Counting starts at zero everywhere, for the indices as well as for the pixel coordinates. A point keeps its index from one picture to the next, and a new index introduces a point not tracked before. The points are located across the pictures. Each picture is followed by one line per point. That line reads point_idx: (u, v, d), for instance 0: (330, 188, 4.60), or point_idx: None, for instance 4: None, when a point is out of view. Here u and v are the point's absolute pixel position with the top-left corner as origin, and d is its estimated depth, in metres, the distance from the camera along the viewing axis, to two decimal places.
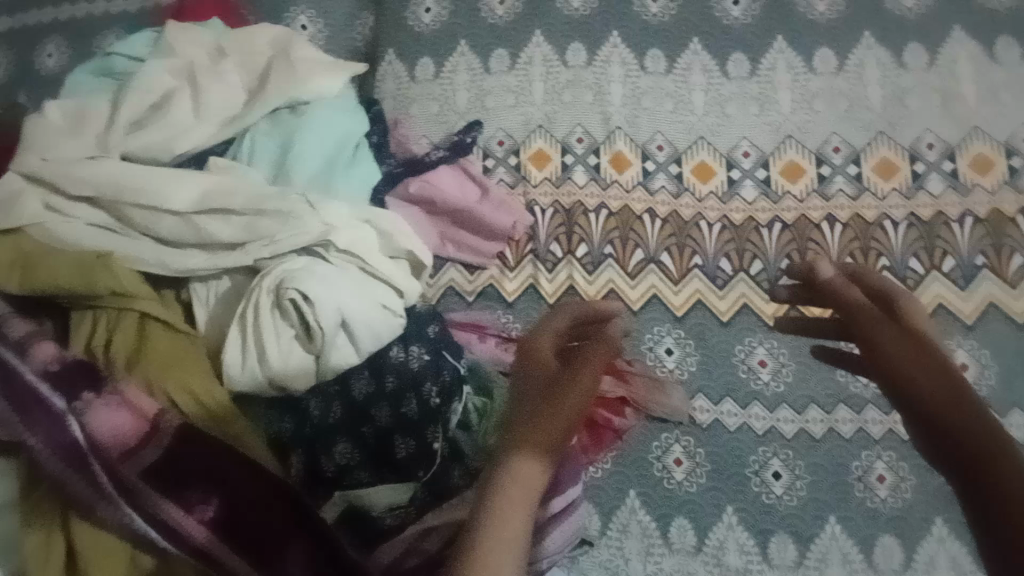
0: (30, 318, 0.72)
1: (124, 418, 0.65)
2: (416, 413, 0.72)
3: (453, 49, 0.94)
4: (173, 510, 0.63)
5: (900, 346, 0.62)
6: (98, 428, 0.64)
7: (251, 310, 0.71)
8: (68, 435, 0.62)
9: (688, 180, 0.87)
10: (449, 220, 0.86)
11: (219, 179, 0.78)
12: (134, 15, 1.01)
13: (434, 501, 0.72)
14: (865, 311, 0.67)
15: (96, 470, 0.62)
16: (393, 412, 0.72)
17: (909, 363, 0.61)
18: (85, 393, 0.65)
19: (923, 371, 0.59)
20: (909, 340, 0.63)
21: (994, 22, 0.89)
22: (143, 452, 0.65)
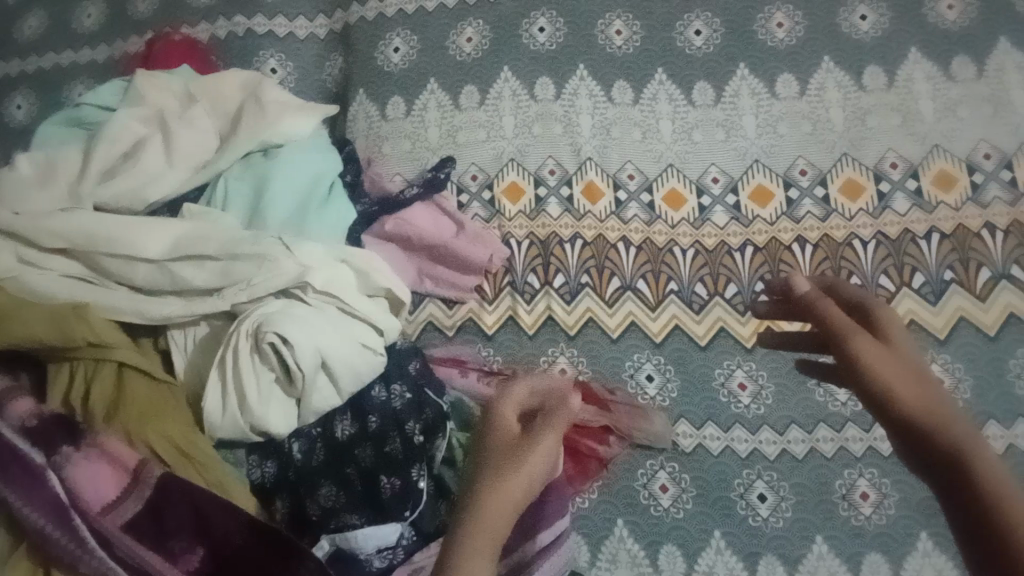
0: (5, 373, 0.71)
1: (104, 472, 0.64)
2: (399, 451, 0.71)
3: (423, 87, 0.93)
4: (157, 561, 0.61)
5: (876, 359, 0.72)
6: (74, 484, 0.63)
7: (231, 355, 0.69)
8: (46, 492, 0.60)
9: (659, 207, 0.85)
10: (426, 255, 0.84)
11: (192, 225, 0.75)
12: (103, 65, 1.00)
13: (422, 542, 0.69)
14: (849, 324, 0.74)
15: (76, 524, 0.60)
16: (376, 453, 0.71)
17: (881, 376, 0.71)
18: (63, 446, 0.64)
19: (904, 385, 0.71)
20: (887, 353, 0.72)
21: (948, 42, 0.87)
22: (124, 504, 0.63)
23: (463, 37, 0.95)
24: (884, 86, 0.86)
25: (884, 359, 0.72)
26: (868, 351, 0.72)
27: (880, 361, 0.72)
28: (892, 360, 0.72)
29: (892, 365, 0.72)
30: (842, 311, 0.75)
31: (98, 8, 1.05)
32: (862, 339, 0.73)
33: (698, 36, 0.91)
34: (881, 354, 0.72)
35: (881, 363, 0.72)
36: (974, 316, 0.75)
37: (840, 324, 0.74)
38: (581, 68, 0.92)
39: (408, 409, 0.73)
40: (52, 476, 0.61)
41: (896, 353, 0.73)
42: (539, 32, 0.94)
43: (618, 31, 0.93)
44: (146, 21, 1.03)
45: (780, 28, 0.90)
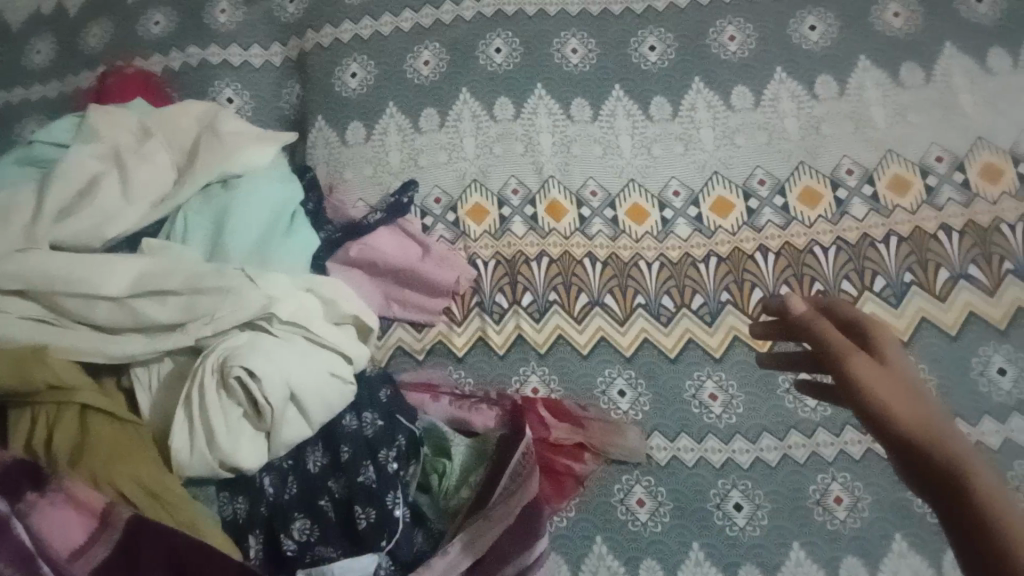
0: None
1: (70, 517, 0.62)
2: (373, 480, 0.69)
3: (382, 112, 0.93)
4: None
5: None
6: (40, 531, 0.61)
7: (196, 392, 0.68)
8: (14, 541, 0.56)
9: (623, 222, 0.85)
10: (392, 280, 0.84)
11: (152, 261, 0.74)
12: (55, 102, 0.99)
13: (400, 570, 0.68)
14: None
15: (44, 572, 0.56)
16: (349, 483, 0.70)
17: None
18: (26, 493, 0.62)
19: None
20: None
21: (895, 49, 0.89)
22: (93, 550, 0.61)
23: (420, 61, 0.95)
24: (837, 94, 0.88)
25: None
26: None
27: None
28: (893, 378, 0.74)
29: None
30: None
31: (48, 43, 1.03)
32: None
33: (653, 52, 0.92)
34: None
35: None
36: (935, 316, 0.76)
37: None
38: (539, 87, 0.92)
39: (381, 436, 0.72)
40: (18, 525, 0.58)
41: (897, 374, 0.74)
42: (496, 54, 0.94)
43: (574, 49, 0.93)
44: (98, 55, 1.01)
45: (732, 41, 0.92)
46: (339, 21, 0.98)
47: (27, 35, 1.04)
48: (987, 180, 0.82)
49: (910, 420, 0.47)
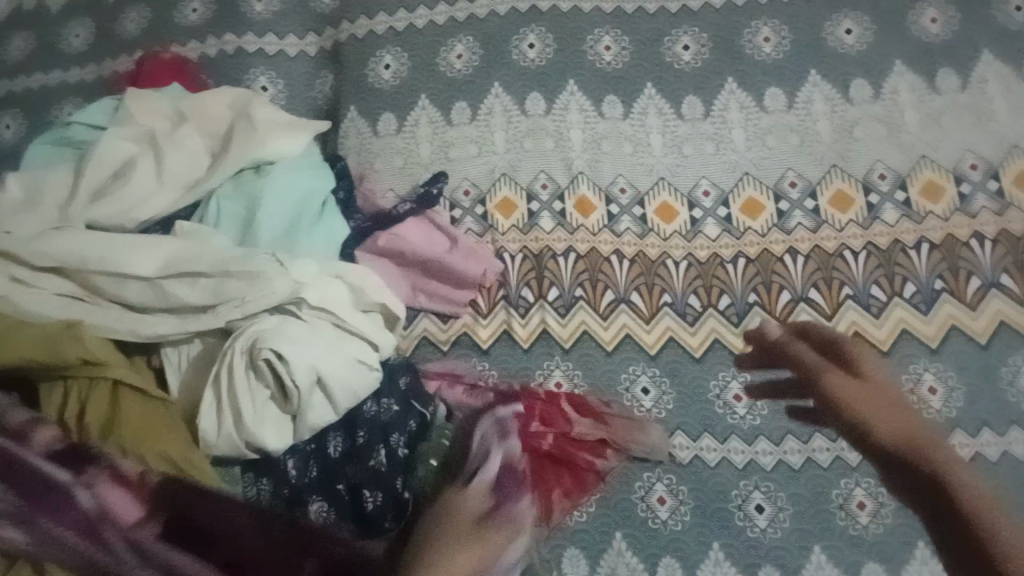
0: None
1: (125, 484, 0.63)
2: (384, 464, 0.70)
3: (413, 104, 0.94)
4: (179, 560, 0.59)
5: (852, 392, 0.74)
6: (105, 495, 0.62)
7: (226, 372, 0.69)
8: (73, 513, 0.60)
9: (651, 220, 0.85)
10: (419, 270, 0.84)
11: (183, 244, 0.75)
12: (92, 85, 1.00)
13: None
14: (821, 364, 0.76)
15: (105, 537, 0.60)
16: (361, 467, 0.70)
17: (859, 409, 0.73)
18: (88, 466, 0.63)
19: (876, 413, 0.72)
20: (853, 381, 0.74)
21: (931, 55, 0.88)
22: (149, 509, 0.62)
23: (453, 54, 0.95)
24: (870, 98, 0.88)
25: (857, 393, 0.74)
26: (840, 381, 0.74)
27: (854, 394, 0.73)
28: (864, 393, 0.74)
29: (869, 400, 0.73)
30: (811, 352, 0.77)
31: (86, 28, 1.05)
32: (838, 378, 0.75)
33: (686, 51, 0.92)
34: (855, 389, 0.74)
35: (858, 398, 0.73)
36: (965, 324, 0.76)
37: (810, 363, 0.76)
38: (571, 83, 0.92)
39: (396, 420, 0.73)
40: (81, 492, 0.61)
41: (870, 385, 0.74)
42: (529, 49, 0.94)
43: (607, 47, 0.94)
44: (135, 41, 1.02)
45: (767, 42, 0.91)
46: (373, 14, 0.99)
47: (66, 20, 1.06)
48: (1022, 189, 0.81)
49: (893, 434, 0.71)
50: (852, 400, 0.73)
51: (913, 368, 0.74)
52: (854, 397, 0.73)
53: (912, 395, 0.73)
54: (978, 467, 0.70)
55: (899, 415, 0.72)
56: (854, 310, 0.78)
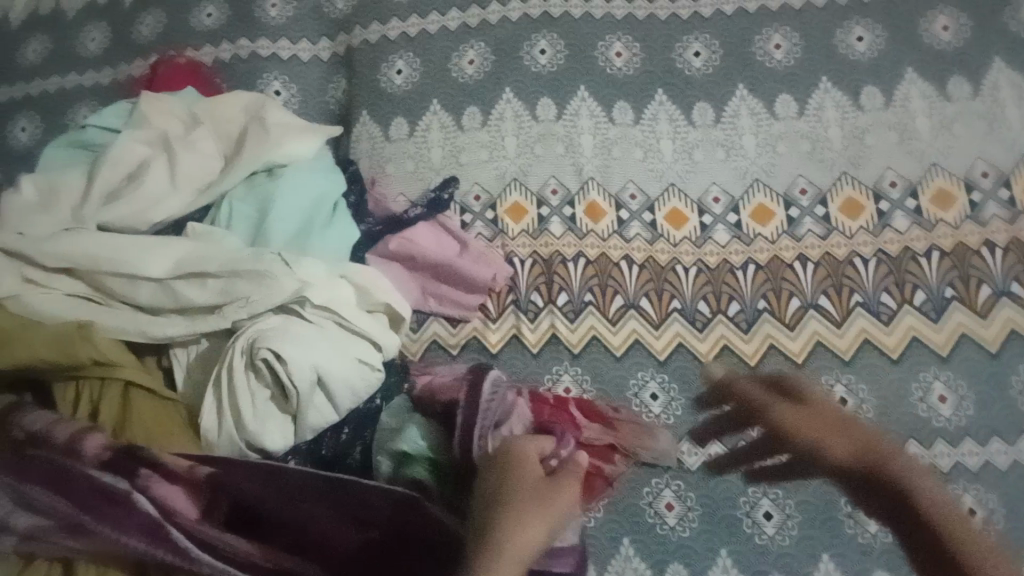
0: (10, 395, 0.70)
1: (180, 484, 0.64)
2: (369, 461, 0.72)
3: (425, 109, 0.94)
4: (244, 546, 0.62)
5: (799, 419, 0.74)
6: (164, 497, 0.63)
7: (226, 372, 0.70)
8: (137, 518, 0.62)
9: (661, 226, 0.85)
10: (429, 274, 0.85)
11: (194, 245, 0.75)
12: (108, 88, 1.01)
13: None
14: (764, 398, 0.76)
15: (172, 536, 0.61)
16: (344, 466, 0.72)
17: (811, 435, 0.73)
18: (139, 468, 0.64)
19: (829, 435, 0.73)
20: (798, 408, 0.75)
21: (943, 62, 0.88)
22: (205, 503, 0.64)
23: (465, 59, 0.96)
24: (882, 106, 0.88)
25: (805, 419, 0.74)
26: (786, 411, 0.75)
27: (801, 420, 0.74)
28: (812, 417, 0.74)
29: (818, 425, 0.73)
30: (752, 386, 0.76)
31: (102, 31, 1.06)
32: (782, 409, 0.75)
33: (697, 58, 0.92)
34: (801, 417, 0.74)
35: (806, 424, 0.74)
36: (975, 332, 0.75)
37: (754, 399, 0.76)
38: (582, 89, 0.93)
39: (369, 414, 0.74)
40: (141, 497, 0.63)
41: (814, 409, 0.74)
42: (540, 55, 0.95)
43: (619, 53, 0.94)
44: (150, 44, 1.03)
45: (778, 49, 0.92)
46: (386, 19, 0.99)
47: (82, 23, 1.07)
48: None
49: (847, 454, 0.72)
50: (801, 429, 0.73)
51: (923, 376, 0.74)
52: (803, 427, 0.73)
53: (922, 403, 0.73)
54: (987, 476, 0.70)
55: (851, 436, 0.72)
56: (864, 318, 0.78)
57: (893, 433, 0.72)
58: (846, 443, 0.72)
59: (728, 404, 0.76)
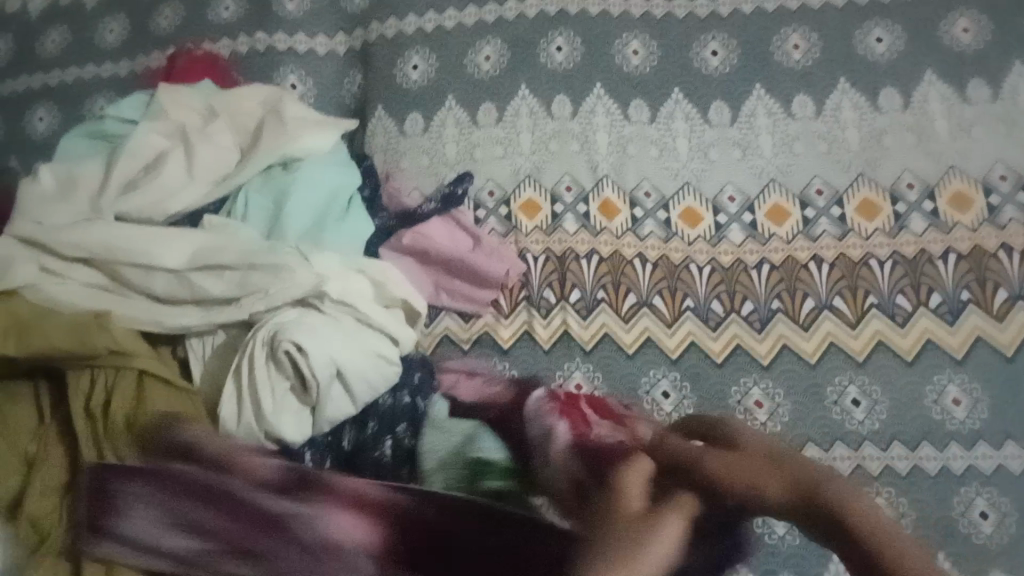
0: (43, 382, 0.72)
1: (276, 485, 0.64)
2: (392, 455, 0.70)
3: (440, 104, 0.94)
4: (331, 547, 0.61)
5: (731, 464, 0.66)
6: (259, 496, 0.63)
7: (246, 364, 0.70)
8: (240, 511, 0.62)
9: (676, 224, 0.85)
10: (442, 269, 0.85)
11: (211, 237, 0.76)
12: (125, 80, 1.02)
13: None
14: (693, 448, 0.67)
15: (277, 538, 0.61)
16: (369, 459, 0.70)
17: (745, 479, 0.65)
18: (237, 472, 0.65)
19: (766, 475, 0.66)
20: (731, 454, 0.68)
21: (963, 64, 0.88)
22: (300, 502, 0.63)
23: (481, 56, 0.96)
24: (900, 107, 0.87)
25: (740, 463, 0.67)
26: (717, 458, 0.67)
27: (732, 464, 0.66)
28: (748, 461, 0.67)
29: (753, 471, 0.66)
30: (680, 440, 0.69)
31: (121, 24, 1.07)
32: (717, 455, 0.67)
33: (715, 57, 0.92)
34: (737, 463, 0.66)
35: (739, 467, 0.66)
36: (991, 335, 0.75)
37: (684, 449, 0.67)
38: (598, 86, 0.93)
39: (403, 410, 0.73)
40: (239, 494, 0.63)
41: (745, 454, 0.68)
42: (557, 52, 0.95)
43: (635, 51, 0.94)
44: (169, 37, 1.04)
45: (796, 49, 0.91)
46: (403, 15, 1.00)
47: (101, 15, 1.08)
48: None
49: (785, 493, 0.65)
50: (736, 471, 0.66)
51: (938, 378, 0.74)
52: (739, 468, 0.66)
53: (936, 405, 0.73)
54: (1002, 479, 0.69)
55: (778, 474, 0.66)
56: (879, 321, 0.77)
57: (908, 435, 0.72)
58: (781, 481, 0.66)
59: (661, 457, 0.67)
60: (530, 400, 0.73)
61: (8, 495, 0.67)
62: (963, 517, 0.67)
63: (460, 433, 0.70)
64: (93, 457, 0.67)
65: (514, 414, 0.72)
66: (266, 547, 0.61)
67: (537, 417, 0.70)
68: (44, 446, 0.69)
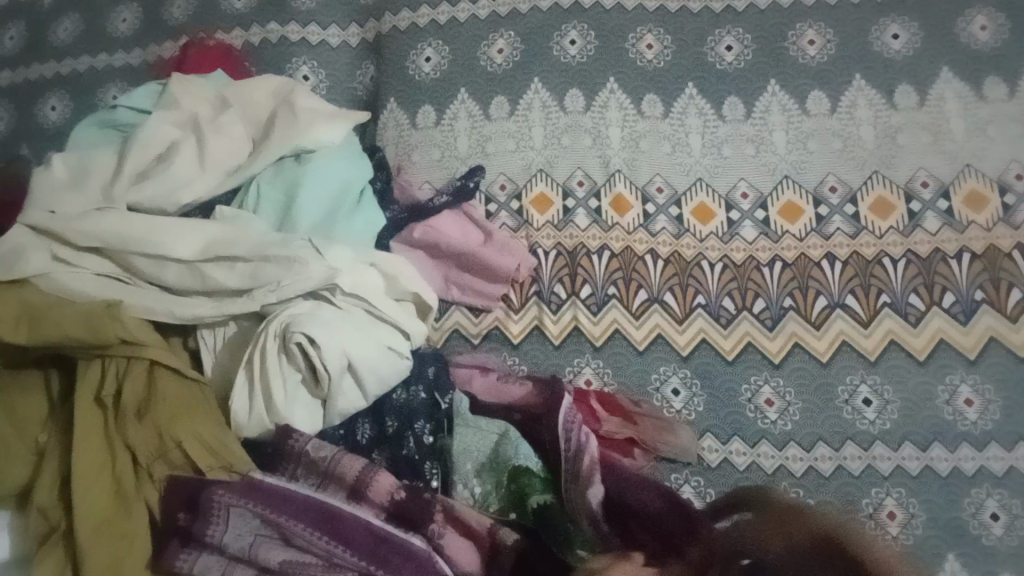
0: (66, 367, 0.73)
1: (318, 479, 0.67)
2: (415, 452, 0.70)
3: (452, 97, 0.94)
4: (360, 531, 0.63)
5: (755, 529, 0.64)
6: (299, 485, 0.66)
7: (258, 355, 0.70)
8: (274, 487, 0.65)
9: (688, 221, 0.85)
10: (453, 263, 0.84)
11: (223, 227, 0.76)
12: (137, 69, 1.02)
13: None
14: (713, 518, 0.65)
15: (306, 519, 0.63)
16: (393, 456, 0.71)
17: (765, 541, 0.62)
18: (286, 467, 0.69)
19: (783, 526, 0.64)
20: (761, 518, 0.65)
21: (980, 62, 0.87)
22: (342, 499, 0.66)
23: (493, 49, 0.95)
24: (915, 105, 0.87)
25: (768, 526, 0.64)
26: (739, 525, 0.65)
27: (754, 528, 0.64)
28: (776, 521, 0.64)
29: (777, 526, 0.64)
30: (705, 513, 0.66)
31: (133, 13, 1.07)
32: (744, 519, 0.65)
33: (729, 52, 0.92)
34: (760, 524, 0.64)
35: (765, 531, 0.63)
36: (1004, 336, 0.75)
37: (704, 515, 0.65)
38: (611, 81, 0.92)
39: (421, 406, 0.73)
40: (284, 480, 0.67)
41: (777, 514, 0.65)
42: (570, 45, 0.94)
43: (649, 45, 0.93)
44: (181, 26, 1.04)
45: (811, 45, 0.91)
46: (416, 6, 0.99)
47: (113, 4, 1.08)
48: None
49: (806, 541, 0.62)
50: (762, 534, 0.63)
51: (950, 378, 0.74)
52: (761, 530, 0.64)
53: (948, 406, 0.73)
54: (1013, 481, 0.69)
55: (800, 522, 0.64)
56: (891, 319, 0.77)
57: (919, 435, 0.72)
58: (801, 534, 0.63)
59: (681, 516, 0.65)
60: (563, 407, 0.71)
61: (19, 482, 0.68)
62: (973, 518, 0.68)
63: (495, 434, 0.71)
64: (104, 449, 0.67)
65: (545, 417, 0.72)
66: (320, 535, 0.62)
67: (569, 428, 0.70)
68: (56, 434, 0.69)
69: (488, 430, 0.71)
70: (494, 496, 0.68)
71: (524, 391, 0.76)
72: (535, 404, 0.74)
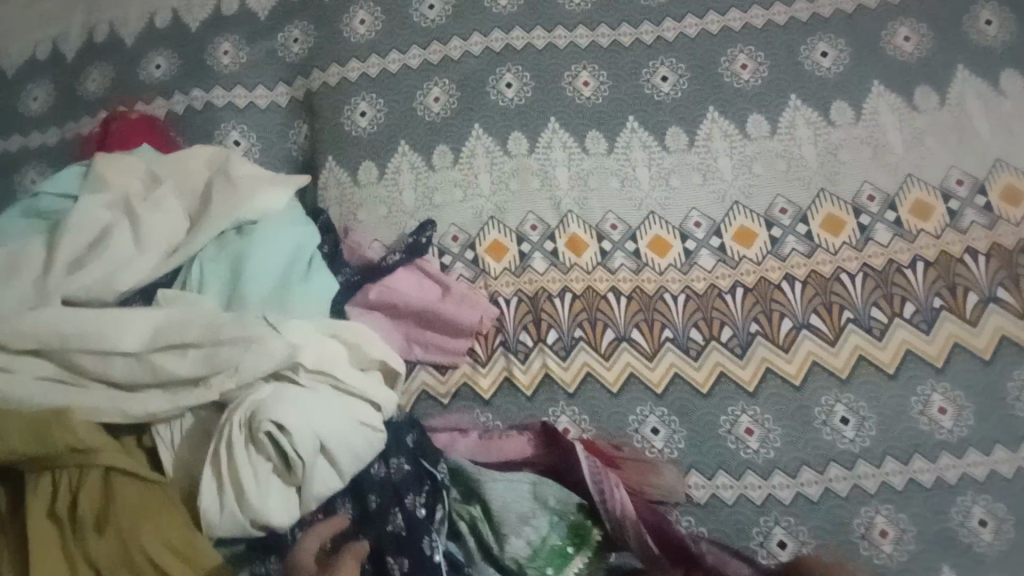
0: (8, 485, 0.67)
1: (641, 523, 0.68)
2: (402, 529, 0.67)
3: (393, 151, 0.92)
4: None
5: None
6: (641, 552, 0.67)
7: (223, 447, 0.66)
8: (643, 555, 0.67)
9: (645, 255, 0.84)
10: (412, 322, 0.82)
11: (169, 313, 0.72)
12: (56, 149, 0.97)
13: None
14: None
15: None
16: (378, 535, 0.68)
17: None
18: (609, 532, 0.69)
19: None
20: None
21: (907, 74, 0.89)
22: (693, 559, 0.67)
23: (429, 98, 0.94)
24: (852, 120, 0.88)
25: None
26: None
27: None
28: None
29: None
30: None
31: (46, 90, 1.02)
32: None
33: (665, 82, 0.92)
34: None
35: None
36: (967, 341, 0.76)
37: None
38: (552, 121, 0.92)
39: (408, 479, 0.71)
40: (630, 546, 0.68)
41: None
42: (507, 88, 0.93)
43: (585, 82, 0.93)
44: (100, 102, 1.00)
45: (744, 70, 0.92)
46: (345, 61, 0.97)
47: (23, 82, 1.03)
48: (1007, 203, 0.82)
49: None
50: None
51: (921, 388, 0.74)
52: None
53: (922, 416, 0.73)
54: (994, 485, 0.70)
55: None
56: (857, 335, 0.77)
57: (898, 449, 0.72)
58: None
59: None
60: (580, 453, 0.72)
61: None
62: (962, 526, 0.69)
63: (527, 482, 0.71)
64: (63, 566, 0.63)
65: (567, 468, 0.72)
66: None
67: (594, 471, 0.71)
68: (6, 560, 0.64)
69: (520, 480, 0.71)
70: (555, 534, 0.69)
71: (519, 447, 0.75)
72: (543, 456, 0.74)
